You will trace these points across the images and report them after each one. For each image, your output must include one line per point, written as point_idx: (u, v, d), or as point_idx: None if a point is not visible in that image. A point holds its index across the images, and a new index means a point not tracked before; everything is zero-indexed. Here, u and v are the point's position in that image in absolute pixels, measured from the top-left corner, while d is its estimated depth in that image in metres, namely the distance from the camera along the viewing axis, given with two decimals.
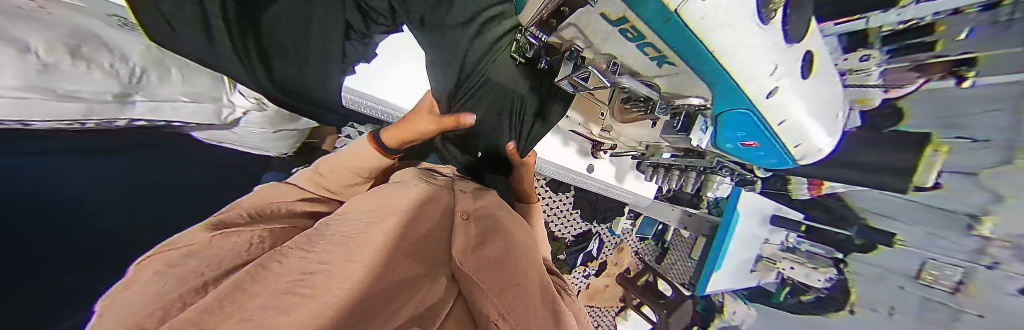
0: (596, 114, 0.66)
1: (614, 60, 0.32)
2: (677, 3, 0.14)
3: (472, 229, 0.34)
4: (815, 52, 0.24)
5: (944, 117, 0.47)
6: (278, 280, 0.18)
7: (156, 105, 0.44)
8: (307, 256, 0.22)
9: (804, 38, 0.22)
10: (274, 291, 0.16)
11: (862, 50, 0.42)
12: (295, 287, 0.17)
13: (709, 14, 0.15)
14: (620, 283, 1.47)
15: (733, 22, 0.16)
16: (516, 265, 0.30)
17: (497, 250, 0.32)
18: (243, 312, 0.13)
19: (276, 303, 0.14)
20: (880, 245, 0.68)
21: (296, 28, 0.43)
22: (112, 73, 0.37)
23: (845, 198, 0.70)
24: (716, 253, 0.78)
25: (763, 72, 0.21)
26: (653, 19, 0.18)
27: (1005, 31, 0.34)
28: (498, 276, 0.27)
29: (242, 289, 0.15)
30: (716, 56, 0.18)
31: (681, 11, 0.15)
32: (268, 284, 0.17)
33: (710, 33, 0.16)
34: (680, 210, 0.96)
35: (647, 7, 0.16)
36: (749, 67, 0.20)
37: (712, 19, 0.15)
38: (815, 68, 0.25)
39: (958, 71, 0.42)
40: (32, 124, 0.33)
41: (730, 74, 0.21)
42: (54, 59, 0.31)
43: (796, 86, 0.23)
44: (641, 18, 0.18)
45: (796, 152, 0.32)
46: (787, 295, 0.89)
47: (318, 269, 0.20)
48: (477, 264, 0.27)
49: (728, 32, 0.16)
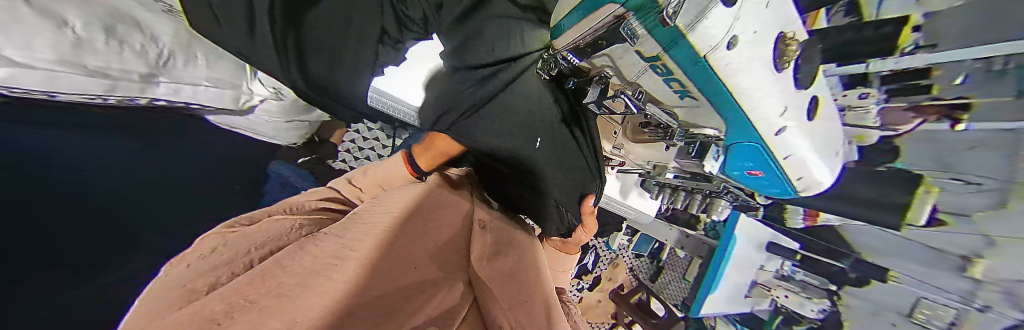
0: (610, 133, 0.68)
1: (639, 89, 0.33)
2: (706, 51, 0.16)
3: (487, 239, 0.37)
4: (819, 98, 0.26)
5: (943, 161, 0.43)
6: (313, 261, 0.19)
7: (177, 87, 0.46)
8: (339, 240, 0.24)
9: (812, 84, 0.24)
10: (307, 271, 0.18)
11: (862, 88, 0.38)
12: (326, 267, 0.19)
13: (732, 61, 0.16)
14: (613, 300, 1.46)
15: (751, 70, 0.18)
16: (528, 282, 0.32)
17: (508, 263, 0.34)
18: (281, 289, 0.15)
19: (309, 282, 0.16)
20: (873, 281, 0.66)
21: (331, 25, 0.47)
22: (140, 54, 0.40)
23: (843, 232, 0.68)
24: (711, 277, 0.78)
25: (775, 113, 0.22)
26: (684, 63, 0.19)
27: (996, 81, 0.30)
28: (512, 292, 0.28)
29: (281, 268, 0.18)
30: (735, 96, 0.20)
31: (709, 57, 0.16)
32: (303, 264, 0.19)
33: (733, 80, 0.18)
34: (678, 231, 0.98)
35: (678, 51, 0.18)
36: (761, 107, 0.21)
37: (735, 67, 0.17)
38: (822, 111, 0.26)
39: (955, 113, 0.37)
40: (56, 96, 0.36)
41: (742, 113, 0.22)
42: (92, 37, 0.34)
43: (802, 127, 0.25)
44: (674, 59, 0.20)
45: (797, 184, 0.33)
46: (779, 324, 0.87)
47: (349, 255, 0.21)
48: (489, 274, 0.30)
49: (746, 78, 0.18)
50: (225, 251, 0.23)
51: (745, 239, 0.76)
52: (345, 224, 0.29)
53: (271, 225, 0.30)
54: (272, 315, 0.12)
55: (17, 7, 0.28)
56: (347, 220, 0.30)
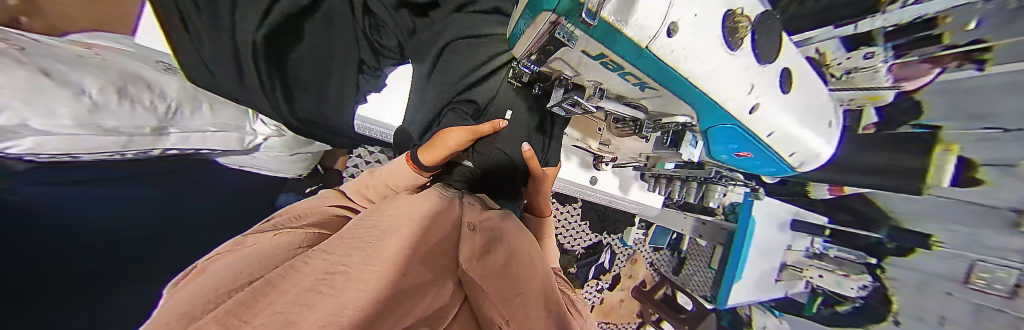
0: (593, 130, 0.66)
1: (599, 86, 0.33)
2: (647, 41, 0.17)
3: (478, 239, 0.37)
4: (792, 67, 0.26)
5: (960, 108, 0.44)
6: (303, 279, 0.18)
7: (186, 136, 0.49)
8: (329, 258, 0.23)
9: (777, 58, 0.24)
10: (300, 288, 0.17)
11: (864, 48, 0.42)
12: (317, 284, 0.18)
13: (676, 48, 0.18)
14: (636, 298, 1.41)
15: (699, 54, 0.19)
16: (524, 274, 0.32)
17: (501, 259, 0.33)
18: (276, 306, 0.13)
19: (302, 300, 0.15)
20: (917, 248, 0.58)
21: (317, 59, 0.56)
22: (152, 109, 0.43)
23: (874, 199, 0.62)
24: (735, 262, 0.72)
25: (742, 91, 0.22)
26: (630, 57, 0.20)
27: (1009, 22, 0.34)
28: (505, 286, 0.28)
29: (271, 287, 0.16)
30: (692, 81, 0.20)
31: (651, 47, 0.18)
32: (294, 282, 0.17)
33: (684, 65, 0.19)
34: (693, 218, 0.94)
35: (620, 46, 0.19)
36: (725, 88, 0.21)
37: (681, 52, 0.18)
38: (795, 83, 0.26)
39: (974, 56, 0.40)
40: (79, 156, 0.39)
41: (708, 98, 0.22)
42: (107, 101, 0.37)
43: (775, 101, 0.25)
44: (619, 54, 0.21)
45: (792, 161, 0.31)
46: (821, 306, 0.77)
47: (338, 270, 0.20)
48: (482, 272, 0.29)
49: (696, 62, 0.19)
50: (221, 274, 0.21)
51: (765, 220, 0.72)
52: (331, 241, 0.27)
53: (232, 259, 0.25)
54: (272, 322, 0.11)
55: (40, 80, 0.31)
56: (337, 236, 0.29)
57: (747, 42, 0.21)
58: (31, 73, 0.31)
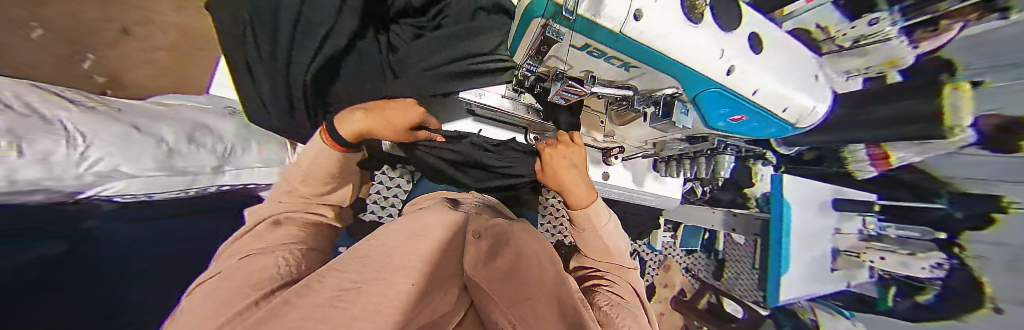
0: (596, 123, 0.66)
1: (592, 74, 0.35)
2: (618, 26, 0.21)
3: (483, 245, 0.32)
4: (757, 32, 0.29)
5: (995, 61, 0.47)
6: (318, 295, 0.17)
7: (238, 172, 0.55)
8: (341, 275, 0.21)
9: (740, 25, 0.27)
10: (315, 304, 0.15)
11: (868, 14, 0.51)
12: (334, 300, 0.16)
13: (643, 30, 0.21)
14: (677, 309, 1.22)
15: (665, 30, 0.22)
16: (531, 276, 0.28)
17: (510, 259, 0.30)
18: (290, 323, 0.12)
19: (319, 315, 0.14)
20: (995, 214, 0.56)
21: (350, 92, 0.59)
22: (212, 151, 0.50)
23: (931, 170, 0.62)
24: (777, 255, 0.66)
25: (714, 56, 0.25)
26: (610, 44, 0.24)
27: None
28: (509, 288, 0.25)
29: (286, 304, 0.15)
30: (668, 55, 0.24)
31: (624, 31, 0.21)
32: (311, 300, 0.16)
33: (655, 42, 0.22)
34: (722, 212, 0.88)
35: (597, 35, 0.23)
36: (698, 57, 0.24)
37: (649, 33, 0.22)
38: (764, 44, 0.29)
39: (997, 4, 0.44)
40: (154, 196, 0.44)
41: (685, 68, 0.25)
42: (178, 146, 0.44)
43: (748, 61, 0.27)
44: (599, 42, 0.24)
45: (787, 117, 0.32)
46: (895, 299, 0.71)
47: (352, 285, 0.19)
48: (486, 276, 0.26)
49: (662, 37, 0.22)
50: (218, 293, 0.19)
51: (797, 204, 0.67)
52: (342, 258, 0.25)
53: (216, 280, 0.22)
54: None
55: (130, 133, 0.39)
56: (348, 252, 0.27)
57: (707, 14, 0.24)
58: (124, 128, 0.38)
